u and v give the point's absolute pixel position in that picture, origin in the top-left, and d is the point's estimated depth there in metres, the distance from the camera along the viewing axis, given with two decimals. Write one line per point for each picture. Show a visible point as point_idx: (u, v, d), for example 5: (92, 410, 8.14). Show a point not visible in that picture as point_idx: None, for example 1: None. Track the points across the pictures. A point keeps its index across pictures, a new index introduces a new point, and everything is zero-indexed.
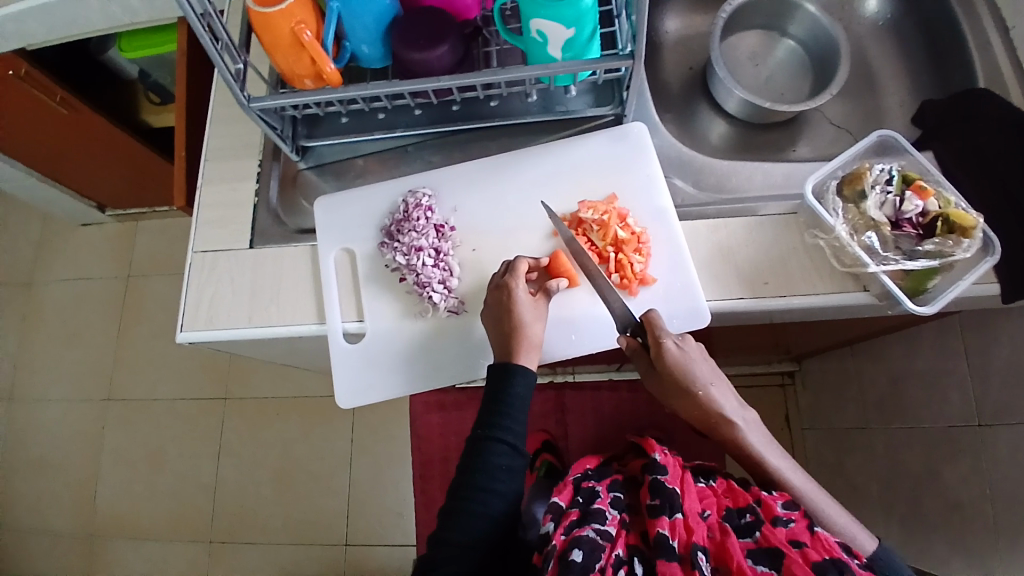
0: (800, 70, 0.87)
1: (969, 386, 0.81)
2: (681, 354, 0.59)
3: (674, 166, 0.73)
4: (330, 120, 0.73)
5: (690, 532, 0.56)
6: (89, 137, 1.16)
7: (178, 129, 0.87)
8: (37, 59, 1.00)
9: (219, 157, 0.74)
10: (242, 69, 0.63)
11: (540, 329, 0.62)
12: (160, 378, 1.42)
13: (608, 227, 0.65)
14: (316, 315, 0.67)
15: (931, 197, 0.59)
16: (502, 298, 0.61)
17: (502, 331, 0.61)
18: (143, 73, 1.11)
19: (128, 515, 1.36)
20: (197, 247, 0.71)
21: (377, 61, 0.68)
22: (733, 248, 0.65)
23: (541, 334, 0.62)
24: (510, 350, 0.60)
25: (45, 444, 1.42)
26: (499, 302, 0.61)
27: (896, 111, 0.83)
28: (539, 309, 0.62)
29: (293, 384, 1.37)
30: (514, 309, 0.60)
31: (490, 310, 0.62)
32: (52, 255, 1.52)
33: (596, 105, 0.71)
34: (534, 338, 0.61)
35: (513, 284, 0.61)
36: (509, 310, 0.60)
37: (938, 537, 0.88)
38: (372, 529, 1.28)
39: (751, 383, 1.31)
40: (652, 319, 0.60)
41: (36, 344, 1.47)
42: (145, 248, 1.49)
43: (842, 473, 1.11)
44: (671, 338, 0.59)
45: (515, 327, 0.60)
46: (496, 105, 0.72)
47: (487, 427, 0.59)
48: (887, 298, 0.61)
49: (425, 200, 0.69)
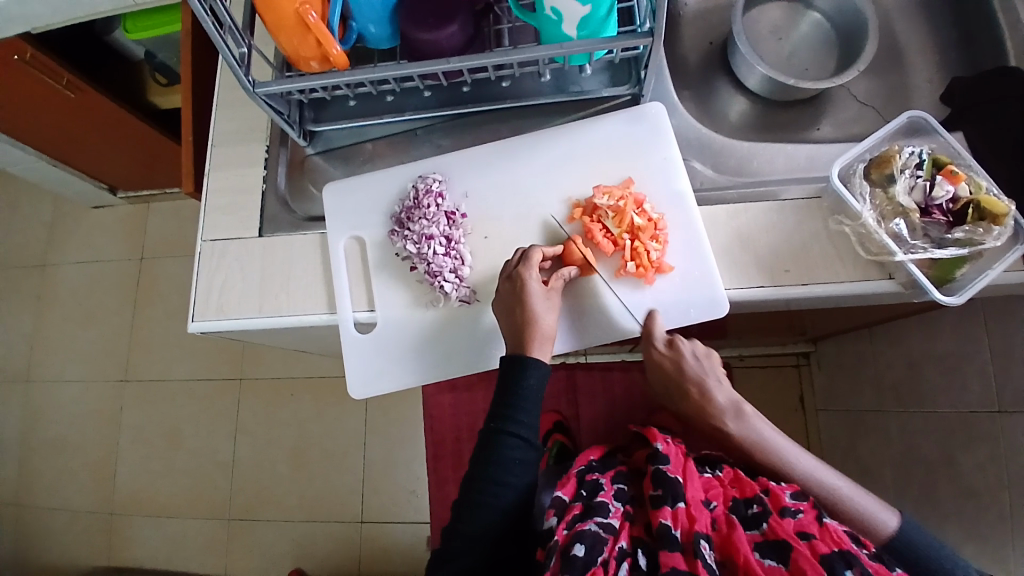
0: (825, 45, 0.83)
1: (990, 374, 0.79)
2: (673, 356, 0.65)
3: (694, 148, 0.71)
4: (338, 104, 0.72)
5: (692, 521, 0.57)
6: (97, 119, 1.14)
7: (184, 112, 0.86)
8: (43, 42, 0.98)
9: (225, 142, 0.73)
10: (246, 53, 0.61)
11: (553, 319, 0.60)
12: (175, 359, 1.43)
13: (624, 213, 0.63)
14: (328, 304, 0.66)
15: (962, 181, 0.57)
16: (515, 289, 0.60)
17: (514, 324, 0.60)
18: (148, 53, 1.10)
19: (147, 492, 1.39)
20: (207, 236, 0.70)
21: (385, 41, 0.65)
22: (754, 235, 0.63)
23: (556, 324, 0.61)
24: (523, 342, 0.59)
25: (64, 423, 1.44)
26: (512, 292, 0.60)
27: (924, 88, 0.80)
28: (552, 300, 0.61)
29: (305, 365, 1.38)
30: (527, 300, 0.59)
31: (501, 302, 0.61)
32: (65, 237, 1.52)
33: (612, 85, 0.69)
34: (548, 330, 0.60)
35: (526, 274, 0.59)
36: (522, 301, 0.59)
37: (951, 524, 0.87)
38: (386, 507, 1.30)
39: (765, 363, 1.29)
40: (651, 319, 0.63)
41: (52, 325, 1.49)
42: (157, 230, 1.49)
43: (856, 456, 1.10)
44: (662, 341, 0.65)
45: (528, 318, 0.59)
46: (507, 86, 0.70)
47: (501, 421, 0.59)
48: (913, 287, 0.59)
49: (436, 185, 0.67)
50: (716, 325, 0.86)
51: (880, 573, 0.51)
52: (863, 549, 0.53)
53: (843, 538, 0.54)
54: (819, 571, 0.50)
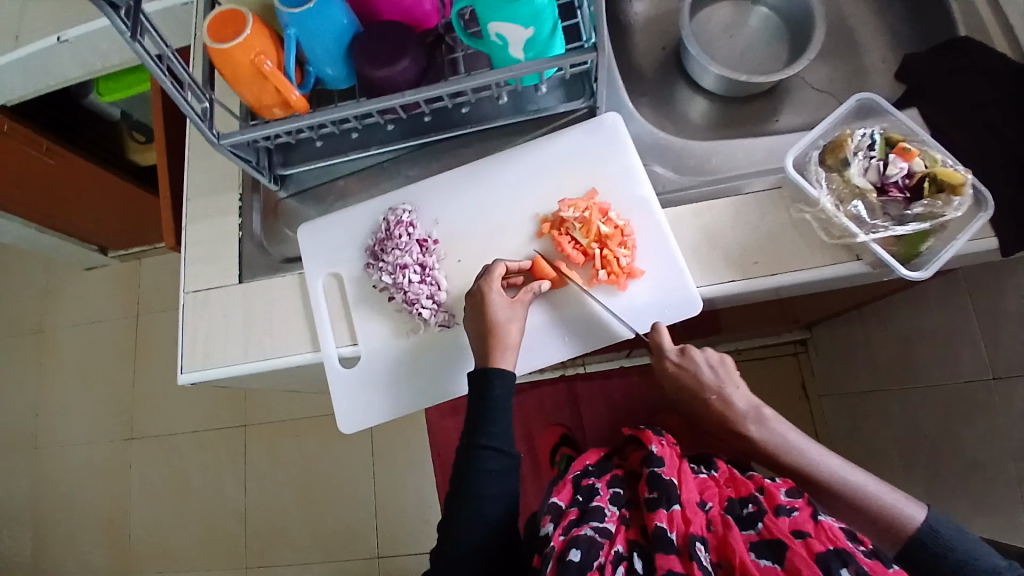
0: (776, 38, 0.85)
1: (981, 341, 0.79)
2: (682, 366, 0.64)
3: (655, 152, 0.73)
4: (304, 146, 0.73)
5: (688, 523, 0.56)
6: (80, 183, 1.16)
7: (160, 167, 0.88)
8: (18, 112, 1.02)
9: (199, 195, 0.74)
10: (209, 107, 0.62)
11: (518, 330, 0.61)
12: (178, 411, 1.44)
13: (590, 223, 0.64)
14: (311, 343, 0.68)
15: (915, 157, 0.58)
16: (478, 302, 0.61)
17: (480, 333, 0.61)
18: (125, 113, 1.13)
19: (161, 547, 1.38)
20: (188, 287, 0.71)
21: (342, 82, 0.67)
22: (721, 231, 0.64)
23: (519, 334, 0.62)
24: (488, 355, 0.60)
25: (73, 485, 1.45)
26: (476, 305, 0.61)
27: (878, 69, 0.81)
28: (517, 310, 0.62)
29: (308, 403, 1.38)
30: (490, 309, 0.60)
31: (468, 313, 0.62)
32: (61, 301, 1.54)
33: (568, 100, 0.70)
34: (509, 339, 0.60)
35: (487, 287, 0.61)
36: (484, 311, 0.61)
37: (961, 496, 0.87)
38: (400, 538, 1.29)
39: (764, 355, 1.29)
40: (659, 332, 0.63)
41: (55, 390, 1.50)
42: (150, 285, 1.50)
43: (863, 437, 1.10)
44: (671, 352, 0.64)
45: (490, 328, 0.60)
46: (467, 111, 0.71)
47: (472, 436, 0.60)
48: (880, 265, 0.60)
49: (405, 216, 0.69)
50: (708, 321, 0.87)
51: (876, 571, 0.51)
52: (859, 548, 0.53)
53: (840, 536, 0.53)
54: (814, 571, 0.50)
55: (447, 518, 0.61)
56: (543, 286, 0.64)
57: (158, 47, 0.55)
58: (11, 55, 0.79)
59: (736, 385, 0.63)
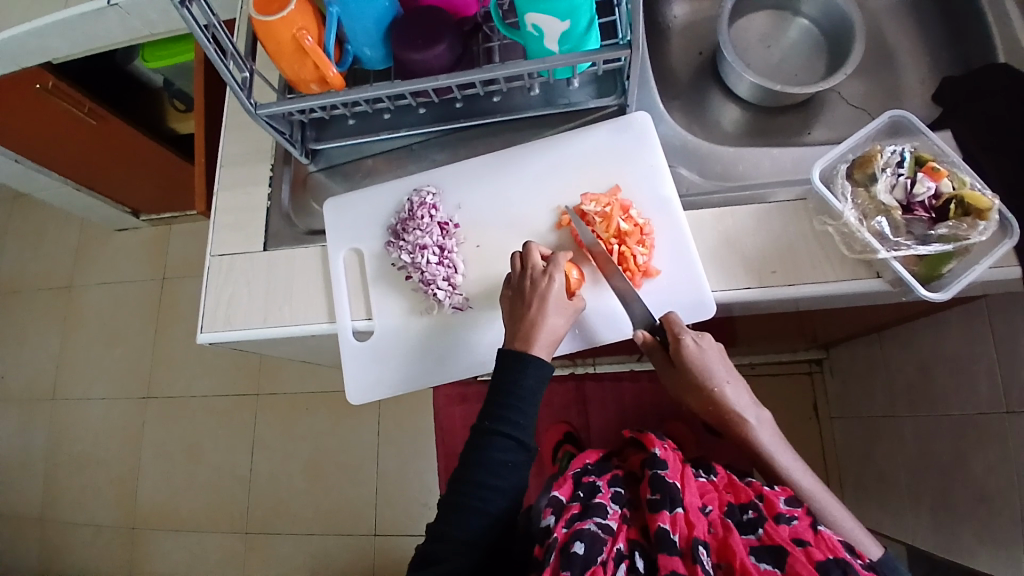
0: (814, 50, 0.84)
1: (998, 373, 0.78)
2: (698, 352, 0.59)
3: (681, 155, 0.73)
4: (338, 123, 0.74)
5: (691, 527, 0.56)
6: (119, 146, 1.20)
7: (197, 136, 0.90)
8: (62, 71, 1.04)
9: (234, 163, 0.76)
10: (248, 77, 0.64)
11: (562, 322, 0.61)
12: (194, 376, 1.48)
13: (611, 219, 0.64)
14: (327, 314, 0.69)
15: (945, 177, 0.57)
16: (541, 286, 0.60)
17: (526, 318, 0.60)
18: (166, 81, 1.17)
19: (168, 506, 1.42)
20: (215, 251, 0.73)
21: (379, 63, 0.69)
22: (740, 238, 0.64)
23: (564, 327, 0.61)
24: (528, 339, 0.60)
25: (90, 439, 1.49)
26: (536, 289, 0.60)
27: (915, 89, 0.80)
28: (570, 311, 0.62)
29: (319, 379, 1.41)
30: (548, 301, 0.60)
31: (514, 295, 0.62)
32: (92, 260, 1.59)
33: (598, 96, 0.70)
34: (552, 333, 0.60)
35: (553, 272, 0.60)
36: (545, 300, 0.60)
37: (966, 530, 0.85)
38: (399, 519, 1.31)
39: (778, 372, 1.28)
40: (671, 320, 0.60)
41: (79, 345, 1.55)
42: (178, 251, 1.55)
43: (871, 461, 1.09)
44: (689, 335, 0.59)
45: (538, 316, 0.60)
46: (498, 101, 0.72)
47: (494, 421, 0.59)
48: (901, 285, 0.59)
49: (429, 198, 0.70)
50: (724, 330, 0.86)
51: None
52: (857, 560, 0.53)
53: (839, 547, 0.53)
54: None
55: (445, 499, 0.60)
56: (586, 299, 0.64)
57: (206, 16, 0.57)
58: (60, 13, 0.81)
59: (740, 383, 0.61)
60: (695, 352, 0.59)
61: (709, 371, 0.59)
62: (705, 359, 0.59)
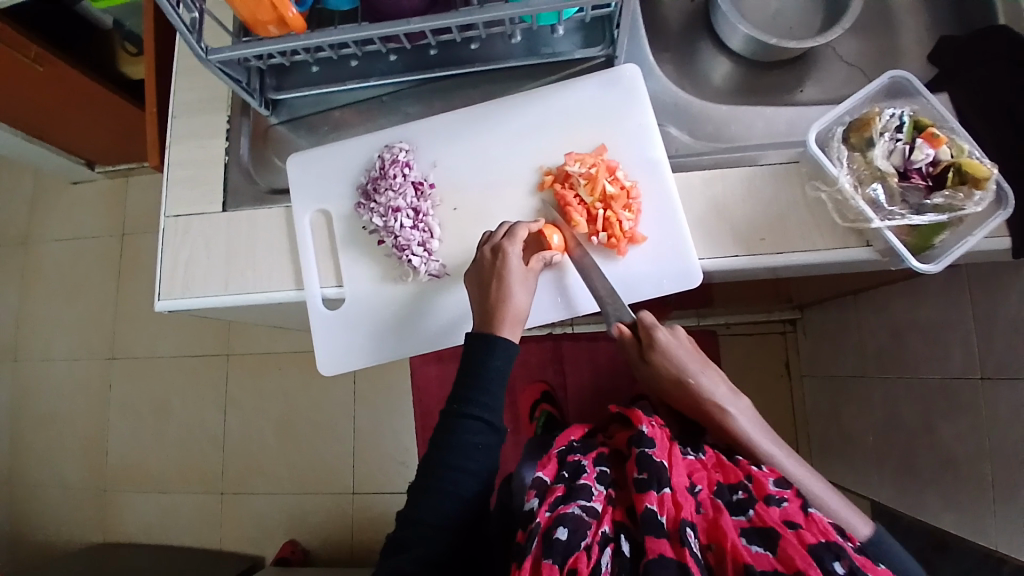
0: (811, 2, 0.80)
1: (973, 340, 0.79)
2: (672, 345, 0.60)
3: (670, 113, 0.69)
4: (301, 70, 0.68)
5: (679, 508, 0.54)
6: (64, 92, 1.10)
7: (147, 81, 0.82)
8: (6, 14, 0.94)
9: (186, 113, 0.70)
10: (199, 18, 0.57)
11: (526, 299, 0.58)
12: (161, 335, 1.42)
13: (597, 181, 0.61)
14: (293, 281, 0.65)
15: (943, 144, 0.54)
16: (496, 264, 0.58)
17: (487, 300, 0.58)
18: (116, 22, 1.06)
19: (140, 467, 1.39)
20: (169, 211, 0.68)
21: (345, 3, 0.62)
22: (729, 203, 0.61)
23: (528, 305, 0.59)
24: (493, 322, 0.57)
25: (54, 400, 1.44)
26: (492, 268, 0.58)
27: (912, 49, 0.76)
28: (530, 282, 0.59)
29: (291, 339, 1.37)
30: (505, 277, 0.57)
31: (476, 271, 0.60)
32: (45, 212, 1.49)
33: (585, 46, 0.66)
34: (519, 311, 0.58)
35: (508, 247, 0.58)
36: (500, 277, 0.58)
37: (931, 489, 0.88)
38: (374, 478, 1.31)
39: (753, 332, 1.28)
40: (646, 320, 0.59)
41: (35, 302, 1.47)
42: (137, 204, 1.46)
43: (839, 421, 1.11)
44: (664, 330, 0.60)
45: (501, 296, 0.57)
46: (476, 48, 0.66)
47: (460, 403, 0.57)
48: (890, 254, 0.57)
49: (402, 155, 0.65)
50: (702, 293, 0.85)
51: (864, 565, 0.51)
52: (848, 543, 0.52)
53: (829, 529, 0.52)
54: (808, 562, 0.49)
55: (417, 482, 0.58)
56: (554, 257, 0.61)
57: None
58: None
59: (711, 373, 0.63)
60: (669, 344, 0.60)
61: (682, 364, 0.61)
62: (677, 353, 0.61)
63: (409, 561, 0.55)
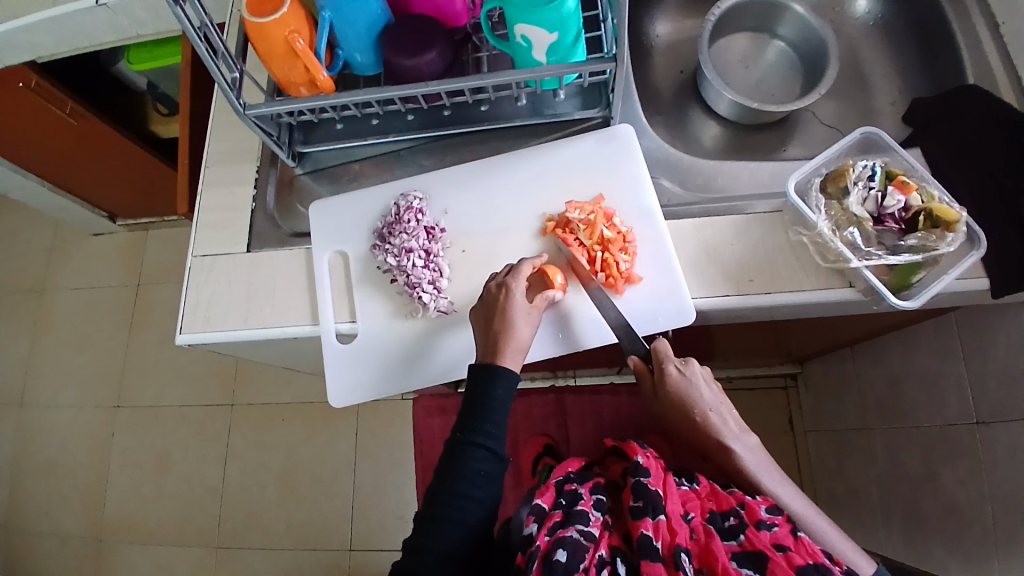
0: (791, 71, 0.88)
1: (967, 385, 0.81)
2: (681, 379, 0.63)
3: (662, 166, 0.75)
4: (326, 126, 0.75)
5: (673, 534, 0.57)
6: (100, 148, 1.18)
7: (181, 137, 0.89)
8: (48, 71, 1.03)
9: (219, 164, 0.76)
10: (238, 77, 0.64)
11: (528, 332, 0.62)
12: (168, 383, 1.44)
13: (595, 226, 0.66)
14: (310, 316, 0.69)
15: (914, 191, 0.60)
16: (499, 299, 0.61)
17: (490, 332, 0.61)
18: (150, 84, 1.15)
19: (137, 517, 1.38)
20: (196, 251, 0.73)
21: (370, 69, 0.69)
22: (719, 248, 0.65)
23: (530, 337, 0.62)
24: (497, 352, 0.60)
25: (56, 448, 1.44)
26: (495, 302, 0.62)
27: (888, 111, 0.85)
28: (533, 316, 0.62)
29: (297, 388, 1.39)
30: (508, 312, 0.61)
31: (482, 308, 0.63)
32: (65, 264, 1.55)
33: (584, 108, 0.72)
34: (520, 342, 0.61)
35: (512, 284, 0.62)
36: (504, 311, 0.61)
37: (937, 540, 0.87)
38: (374, 532, 1.29)
39: (755, 386, 1.30)
40: (659, 349, 0.64)
41: (48, 350, 1.51)
42: (155, 256, 1.52)
43: (842, 474, 1.11)
44: (674, 364, 0.64)
45: (505, 327, 0.60)
46: (485, 110, 0.73)
47: (468, 431, 0.59)
48: (872, 293, 0.61)
49: (416, 203, 0.71)
50: (700, 344, 0.88)
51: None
52: (836, 566, 0.53)
53: (818, 552, 0.54)
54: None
55: (423, 512, 0.60)
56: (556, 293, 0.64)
57: (199, 16, 0.57)
58: (49, 11, 0.80)
59: (726, 408, 0.65)
60: (680, 381, 0.64)
61: (693, 398, 0.63)
62: (689, 386, 0.64)
63: None
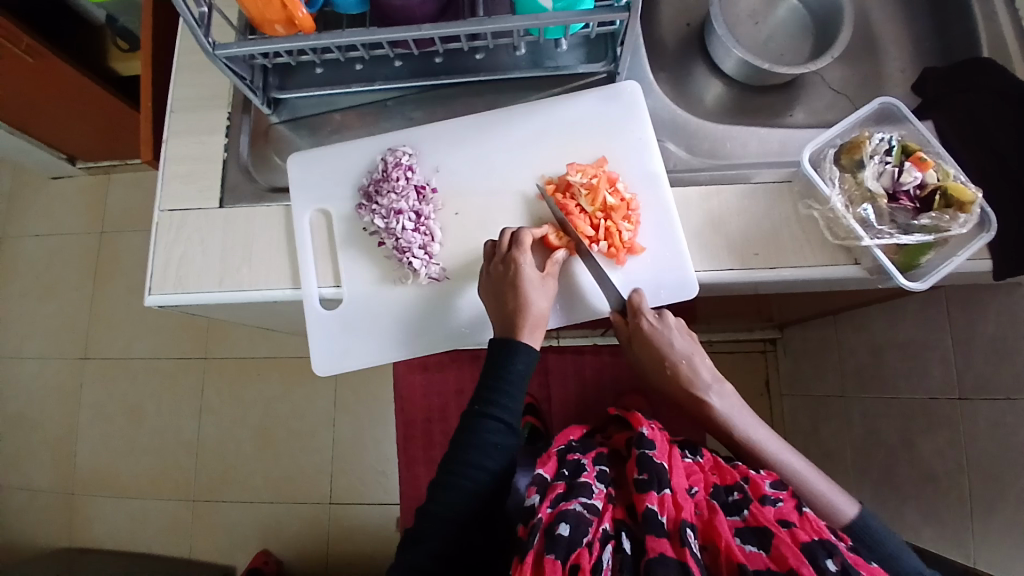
0: (802, 30, 0.83)
1: (951, 362, 0.81)
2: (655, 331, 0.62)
3: (668, 129, 0.71)
4: (304, 71, 0.69)
5: (678, 508, 0.56)
6: (54, 85, 1.07)
7: (143, 77, 0.81)
8: None
9: (186, 108, 0.69)
10: (207, 13, 0.57)
11: (546, 304, 0.60)
12: (137, 336, 1.39)
13: (597, 192, 0.62)
14: (291, 279, 0.65)
15: (931, 168, 0.57)
16: (508, 273, 0.59)
17: (506, 308, 0.60)
18: (109, 16, 1.04)
19: (109, 472, 1.35)
20: (163, 206, 0.67)
21: (354, 8, 0.63)
22: (725, 219, 0.63)
23: (548, 309, 0.61)
24: (515, 328, 0.59)
25: (22, 400, 1.39)
26: (504, 277, 0.59)
27: (897, 77, 0.81)
28: (546, 286, 0.61)
29: (274, 344, 1.35)
30: (520, 285, 0.59)
31: (492, 283, 0.60)
32: (23, 209, 1.45)
33: (588, 62, 0.67)
34: (539, 315, 0.60)
35: (519, 258, 0.59)
36: (515, 285, 0.59)
37: (910, 507, 0.90)
38: (354, 488, 1.29)
39: (733, 349, 1.31)
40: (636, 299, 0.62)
41: (9, 298, 1.42)
42: (119, 202, 1.43)
43: (817, 438, 1.14)
44: (649, 316, 0.62)
45: (520, 304, 0.59)
46: (481, 58, 0.68)
47: (482, 404, 0.59)
48: (878, 272, 0.59)
49: (406, 159, 0.66)
50: (684, 310, 0.86)
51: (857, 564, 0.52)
52: (842, 543, 0.55)
53: (823, 529, 0.55)
54: (801, 560, 0.51)
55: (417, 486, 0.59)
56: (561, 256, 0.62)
57: None
58: None
59: (703, 357, 0.64)
60: (652, 330, 0.62)
61: (669, 348, 0.62)
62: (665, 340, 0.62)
63: (416, 551, 0.57)
